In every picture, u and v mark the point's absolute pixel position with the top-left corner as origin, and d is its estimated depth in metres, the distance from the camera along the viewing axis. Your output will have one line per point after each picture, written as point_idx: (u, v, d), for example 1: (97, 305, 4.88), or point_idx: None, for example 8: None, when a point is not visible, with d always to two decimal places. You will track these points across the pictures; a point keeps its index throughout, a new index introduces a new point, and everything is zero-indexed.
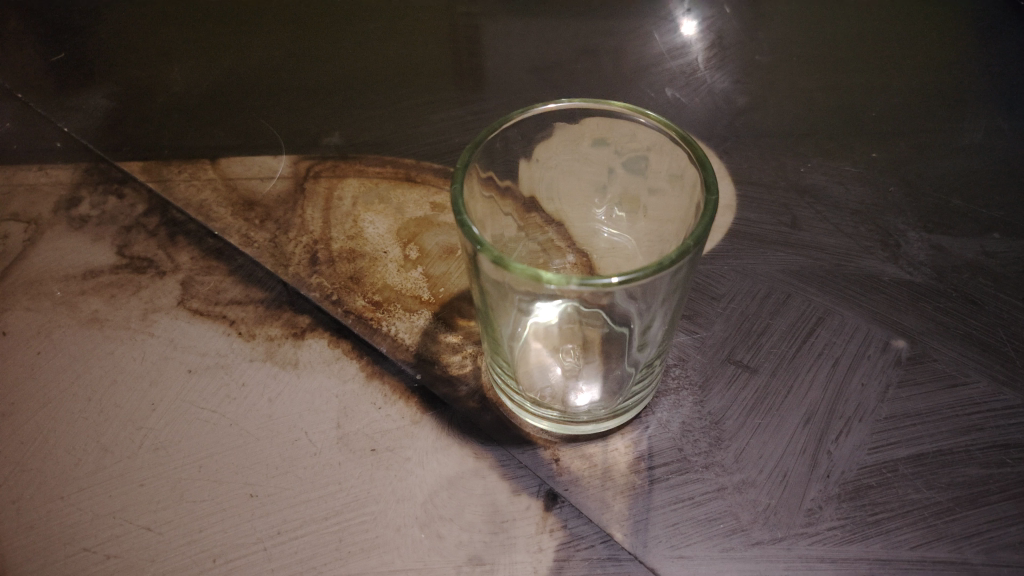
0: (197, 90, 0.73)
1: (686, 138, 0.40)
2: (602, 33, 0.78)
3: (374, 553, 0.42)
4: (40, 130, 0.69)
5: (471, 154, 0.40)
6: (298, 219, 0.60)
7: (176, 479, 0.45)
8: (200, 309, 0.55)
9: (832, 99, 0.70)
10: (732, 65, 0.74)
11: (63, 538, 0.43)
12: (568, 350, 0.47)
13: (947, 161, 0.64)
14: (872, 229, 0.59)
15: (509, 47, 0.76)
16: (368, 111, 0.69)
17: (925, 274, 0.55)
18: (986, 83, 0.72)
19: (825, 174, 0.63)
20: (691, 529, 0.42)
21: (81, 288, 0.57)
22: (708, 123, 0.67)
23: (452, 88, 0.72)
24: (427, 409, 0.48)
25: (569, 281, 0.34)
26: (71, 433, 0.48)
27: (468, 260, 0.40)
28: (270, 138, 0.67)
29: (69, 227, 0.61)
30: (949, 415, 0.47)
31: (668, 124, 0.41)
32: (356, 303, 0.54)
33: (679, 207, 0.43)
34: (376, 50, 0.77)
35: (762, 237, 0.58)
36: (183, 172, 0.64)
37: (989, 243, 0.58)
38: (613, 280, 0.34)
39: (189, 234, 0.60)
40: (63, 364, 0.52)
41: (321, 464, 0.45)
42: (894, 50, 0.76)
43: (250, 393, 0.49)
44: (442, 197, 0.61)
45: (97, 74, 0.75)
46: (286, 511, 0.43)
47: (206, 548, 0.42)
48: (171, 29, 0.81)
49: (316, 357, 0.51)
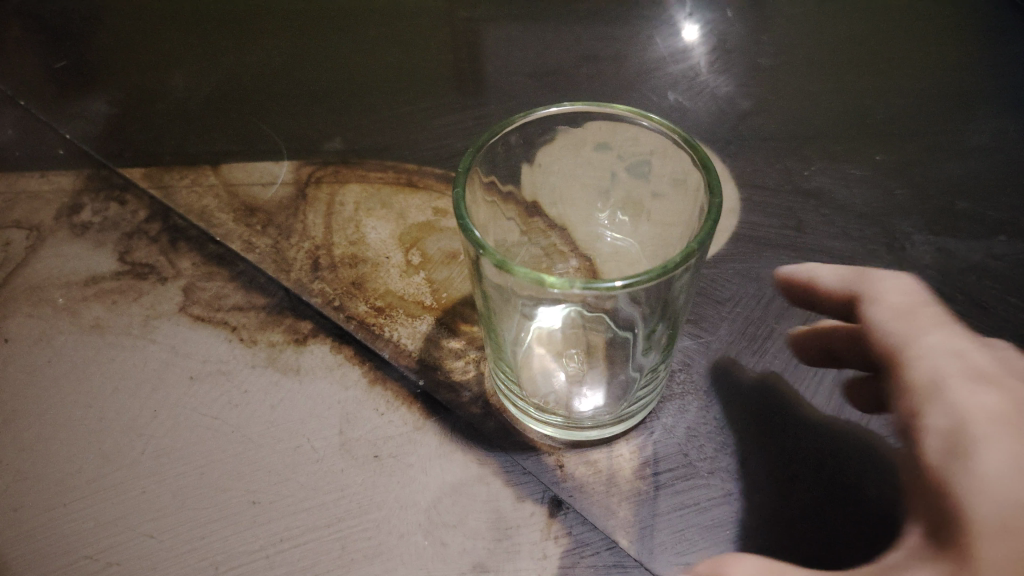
0: (199, 97, 0.73)
1: (689, 141, 0.39)
2: (604, 38, 0.78)
3: (378, 560, 0.41)
4: (42, 137, 0.69)
5: (472, 157, 0.39)
6: (300, 225, 0.60)
7: (178, 486, 0.45)
8: (201, 315, 0.54)
9: (836, 101, 0.70)
10: (734, 68, 0.74)
11: (63, 546, 0.43)
12: (573, 355, 0.46)
13: (952, 163, 0.64)
14: (878, 232, 0.59)
15: (512, 51, 0.76)
16: (369, 116, 0.69)
17: (931, 277, 0.55)
18: (991, 84, 0.72)
19: (830, 177, 0.63)
20: (697, 536, 0.42)
21: (83, 294, 0.57)
22: (711, 127, 0.67)
23: (454, 92, 0.72)
24: (429, 415, 0.48)
25: (572, 285, 0.34)
26: (73, 440, 0.48)
27: (470, 265, 0.40)
28: (272, 143, 0.67)
29: (71, 233, 0.61)
30: None
31: (670, 128, 0.40)
32: (358, 309, 0.53)
33: (683, 211, 0.42)
34: (378, 55, 0.77)
35: (766, 241, 0.57)
36: (185, 178, 0.64)
37: (996, 246, 0.57)
38: (616, 284, 0.34)
39: (191, 240, 0.60)
40: (64, 371, 0.52)
41: (324, 471, 0.45)
42: (897, 52, 0.76)
43: (252, 400, 0.49)
44: (444, 201, 0.61)
45: (98, 81, 0.75)
46: (288, 518, 0.43)
47: (208, 556, 0.42)
48: (172, 35, 0.81)
49: (318, 363, 0.51)
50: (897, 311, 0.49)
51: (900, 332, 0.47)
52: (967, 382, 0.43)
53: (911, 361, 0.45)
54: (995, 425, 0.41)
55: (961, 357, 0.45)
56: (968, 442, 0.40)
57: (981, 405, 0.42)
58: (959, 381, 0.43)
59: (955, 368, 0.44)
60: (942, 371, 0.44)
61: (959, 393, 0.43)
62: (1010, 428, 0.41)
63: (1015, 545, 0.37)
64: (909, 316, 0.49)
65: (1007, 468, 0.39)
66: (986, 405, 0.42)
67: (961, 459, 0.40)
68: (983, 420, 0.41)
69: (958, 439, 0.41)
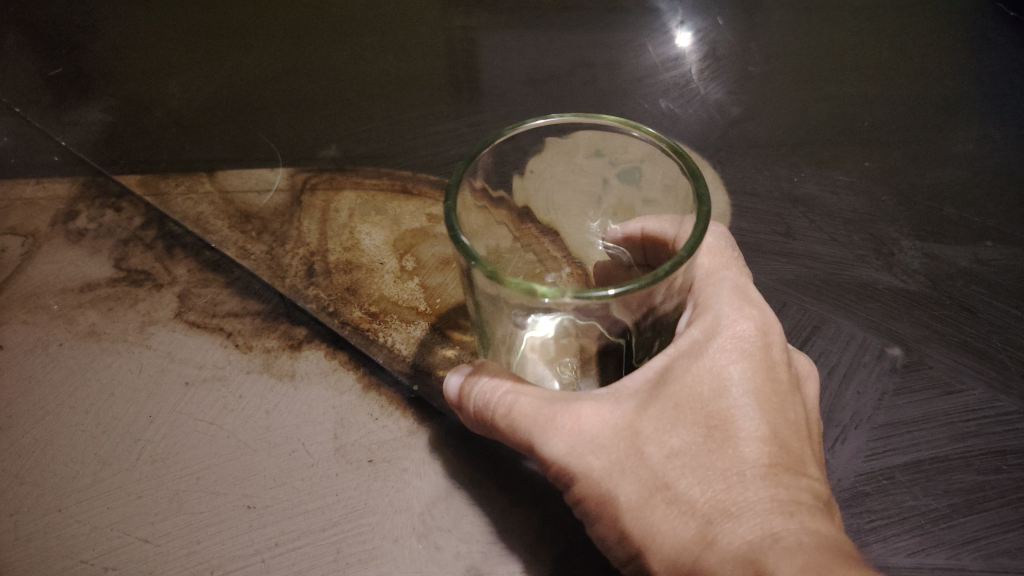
0: (195, 103, 0.74)
1: (677, 149, 0.39)
2: (597, 45, 0.78)
3: (372, 564, 0.42)
4: (38, 145, 0.70)
5: (465, 168, 0.39)
6: (295, 232, 0.60)
7: (175, 491, 0.46)
8: (197, 321, 0.55)
9: (826, 109, 0.71)
10: (725, 76, 0.75)
11: (60, 551, 0.43)
12: (566, 361, 0.42)
13: (940, 171, 0.65)
14: (866, 238, 0.59)
15: (506, 59, 0.77)
16: (364, 123, 0.70)
17: (919, 281, 0.56)
18: (979, 91, 0.73)
19: (819, 183, 0.64)
20: None
21: (79, 300, 0.57)
22: (702, 134, 0.68)
23: (448, 100, 0.72)
24: (424, 420, 0.48)
25: (564, 294, 0.33)
26: (70, 446, 0.48)
27: (464, 277, 0.39)
28: (267, 151, 0.67)
29: (67, 240, 0.61)
30: (946, 421, 0.48)
31: (659, 138, 0.40)
32: (353, 314, 0.53)
33: (669, 217, 0.43)
34: (373, 62, 0.78)
35: (757, 246, 0.58)
36: (180, 185, 0.65)
37: (983, 252, 0.58)
38: (608, 292, 0.33)
39: (187, 247, 0.60)
40: (60, 377, 0.52)
41: (319, 475, 0.46)
42: (887, 60, 0.77)
43: (248, 405, 0.49)
44: (438, 208, 0.61)
45: (95, 88, 0.76)
46: (283, 523, 0.44)
47: (203, 560, 0.42)
48: (168, 42, 0.81)
49: (314, 368, 0.51)
50: (716, 244, 0.44)
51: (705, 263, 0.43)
52: (735, 306, 0.39)
53: (699, 288, 0.41)
54: (735, 347, 0.37)
55: (744, 290, 0.40)
56: (701, 350, 0.37)
57: (740, 330, 0.37)
58: (730, 306, 0.39)
59: (734, 294, 0.40)
60: (716, 297, 0.40)
61: (726, 313, 0.38)
62: (746, 352, 0.37)
63: (663, 412, 0.35)
64: (718, 249, 0.44)
65: (713, 375, 0.36)
66: (743, 330, 0.37)
67: (687, 358, 0.37)
68: (730, 339, 0.37)
69: (693, 348, 0.37)
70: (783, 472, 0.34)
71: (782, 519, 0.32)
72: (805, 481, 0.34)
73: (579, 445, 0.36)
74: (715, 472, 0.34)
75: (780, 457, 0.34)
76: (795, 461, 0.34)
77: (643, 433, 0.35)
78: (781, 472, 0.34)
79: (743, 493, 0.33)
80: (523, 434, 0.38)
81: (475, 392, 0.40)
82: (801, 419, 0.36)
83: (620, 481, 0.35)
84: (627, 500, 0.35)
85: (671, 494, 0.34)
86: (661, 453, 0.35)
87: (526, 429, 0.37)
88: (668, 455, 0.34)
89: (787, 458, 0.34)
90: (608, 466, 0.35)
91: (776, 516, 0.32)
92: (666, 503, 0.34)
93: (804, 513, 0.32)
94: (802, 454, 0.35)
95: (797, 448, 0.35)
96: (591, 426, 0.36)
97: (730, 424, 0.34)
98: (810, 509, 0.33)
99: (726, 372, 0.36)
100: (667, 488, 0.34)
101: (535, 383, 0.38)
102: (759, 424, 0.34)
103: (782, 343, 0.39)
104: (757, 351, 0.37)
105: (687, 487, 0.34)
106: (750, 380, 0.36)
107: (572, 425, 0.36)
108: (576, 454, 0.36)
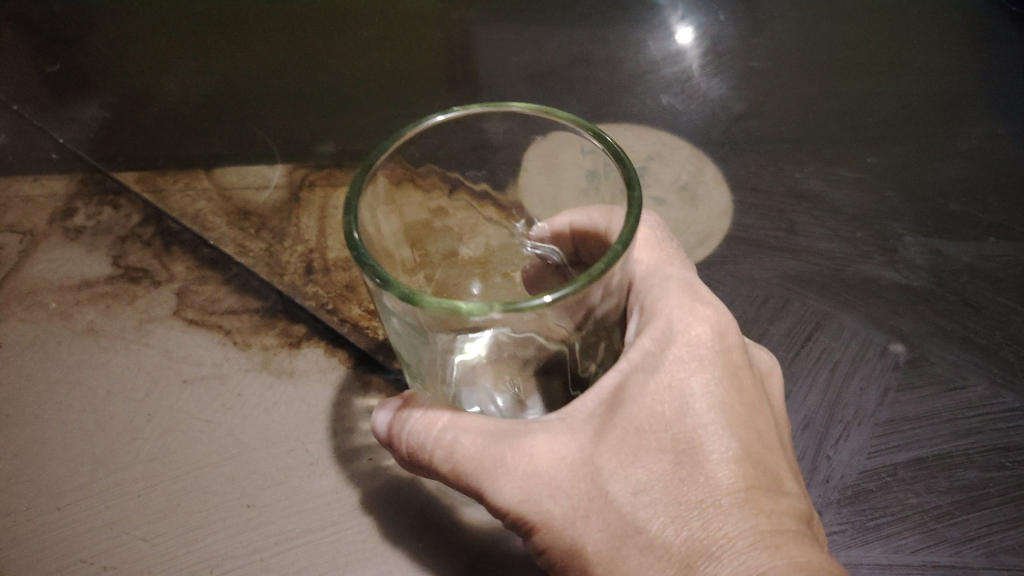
0: (192, 100, 0.73)
1: (600, 134, 0.34)
2: (598, 40, 0.78)
3: (371, 563, 0.42)
4: (35, 142, 0.69)
5: (363, 180, 0.33)
6: (294, 228, 0.59)
7: (173, 489, 0.45)
8: (195, 318, 0.54)
9: (829, 104, 0.70)
10: (727, 71, 0.74)
11: (59, 550, 0.43)
12: (509, 378, 0.38)
13: (943, 166, 0.64)
14: (870, 234, 0.59)
15: (506, 55, 0.76)
16: (363, 120, 0.69)
17: (923, 277, 0.56)
18: (982, 87, 0.72)
19: (822, 179, 0.63)
20: None
21: (76, 298, 0.56)
22: (704, 130, 0.68)
23: (447, 96, 0.72)
24: None
25: (490, 310, 0.28)
26: (68, 444, 0.48)
27: (375, 298, 0.34)
28: (265, 148, 0.67)
29: (64, 237, 0.61)
30: (949, 418, 0.47)
31: (571, 117, 0.35)
32: (352, 312, 0.53)
33: (597, 207, 0.38)
34: (371, 58, 0.77)
35: (759, 242, 0.58)
36: (178, 182, 0.64)
37: (987, 247, 0.58)
38: (545, 299, 0.29)
39: (184, 244, 0.60)
40: (59, 375, 0.52)
41: (318, 474, 0.45)
42: (889, 55, 0.76)
43: (246, 403, 0.49)
44: None
45: (92, 85, 0.75)
46: (282, 522, 0.43)
47: (202, 559, 0.42)
48: (166, 39, 0.81)
49: (312, 366, 0.51)
50: (652, 237, 0.44)
51: (643, 258, 0.42)
52: (688, 307, 0.38)
53: (642, 289, 0.40)
54: (692, 358, 0.35)
55: (689, 286, 0.40)
56: (656, 364, 0.35)
57: (694, 335, 0.36)
58: (681, 309, 0.37)
59: (684, 293, 0.39)
60: (664, 300, 0.38)
61: (678, 318, 0.37)
62: (703, 360, 0.35)
63: (624, 442, 0.33)
64: (655, 240, 0.43)
65: (674, 393, 0.34)
66: (699, 334, 0.36)
67: (643, 375, 0.35)
68: (684, 346, 0.36)
69: (648, 361, 0.35)
70: (760, 496, 0.32)
71: (769, 555, 0.30)
72: (785, 501, 0.32)
73: (534, 489, 0.34)
74: (691, 507, 0.32)
75: (755, 479, 0.32)
76: (771, 482, 0.33)
77: (604, 466, 0.33)
78: (761, 495, 0.32)
79: (723, 528, 0.31)
80: (468, 478, 0.35)
81: (407, 431, 0.37)
82: (771, 431, 0.35)
83: (584, 528, 0.33)
84: (596, 550, 0.32)
85: (644, 539, 0.32)
86: (628, 490, 0.32)
87: (472, 474, 0.35)
88: (636, 492, 0.32)
89: (763, 479, 0.32)
90: (570, 512, 0.33)
91: (761, 553, 0.30)
92: (639, 550, 0.32)
93: (790, 544, 0.31)
94: (778, 474, 0.33)
95: (772, 466, 0.33)
96: (545, 463, 0.34)
97: (699, 447, 0.33)
98: (796, 537, 0.31)
99: (687, 387, 0.34)
100: (639, 532, 0.32)
101: (474, 417, 0.36)
102: (729, 446, 0.33)
103: (738, 340, 0.38)
104: (718, 357, 0.36)
105: (661, 529, 0.32)
106: (714, 392, 0.34)
107: (525, 464, 0.34)
108: (533, 500, 0.34)
